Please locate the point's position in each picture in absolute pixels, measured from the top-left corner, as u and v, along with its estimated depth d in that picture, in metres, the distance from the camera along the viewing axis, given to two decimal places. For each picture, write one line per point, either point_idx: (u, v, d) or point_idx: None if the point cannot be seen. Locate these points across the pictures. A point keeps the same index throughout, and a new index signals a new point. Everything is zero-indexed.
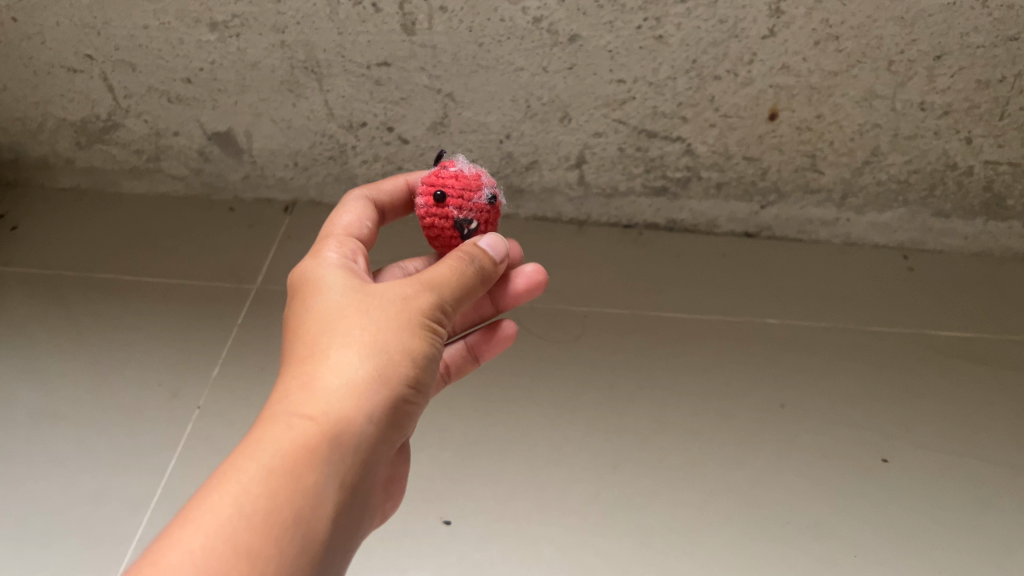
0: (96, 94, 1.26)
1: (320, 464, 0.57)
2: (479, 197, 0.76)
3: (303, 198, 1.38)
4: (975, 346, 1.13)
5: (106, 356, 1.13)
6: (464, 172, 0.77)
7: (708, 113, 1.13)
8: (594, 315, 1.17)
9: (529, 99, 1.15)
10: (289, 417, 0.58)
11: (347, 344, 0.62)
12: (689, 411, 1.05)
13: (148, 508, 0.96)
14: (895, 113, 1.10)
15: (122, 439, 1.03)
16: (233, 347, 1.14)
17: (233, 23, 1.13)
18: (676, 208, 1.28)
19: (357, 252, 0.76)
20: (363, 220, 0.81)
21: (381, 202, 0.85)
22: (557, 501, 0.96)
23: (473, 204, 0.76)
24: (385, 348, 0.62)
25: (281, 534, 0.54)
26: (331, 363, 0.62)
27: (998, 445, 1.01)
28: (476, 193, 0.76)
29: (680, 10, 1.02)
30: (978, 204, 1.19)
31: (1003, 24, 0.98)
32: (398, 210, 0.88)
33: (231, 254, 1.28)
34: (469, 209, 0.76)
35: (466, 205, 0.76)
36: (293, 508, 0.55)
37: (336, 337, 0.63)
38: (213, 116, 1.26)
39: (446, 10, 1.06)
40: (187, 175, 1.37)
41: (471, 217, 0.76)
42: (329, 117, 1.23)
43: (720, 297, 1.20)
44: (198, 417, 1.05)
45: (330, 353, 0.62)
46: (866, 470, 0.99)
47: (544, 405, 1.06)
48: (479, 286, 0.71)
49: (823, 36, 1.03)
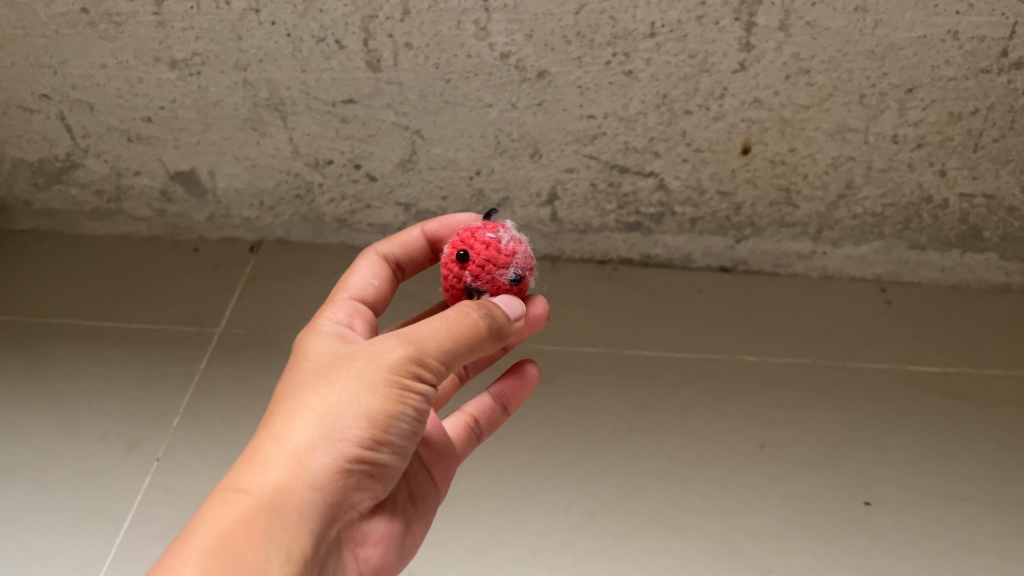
0: (54, 135, 1.22)
1: (261, 536, 0.56)
2: (502, 274, 0.70)
3: (269, 238, 1.34)
4: (954, 381, 1.11)
5: (62, 407, 1.09)
6: (499, 242, 0.71)
7: (680, 148, 1.12)
8: (569, 355, 1.15)
9: (498, 135, 1.13)
10: (235, 493, 0.58)
11: (297, 414, 0.61)
12: (667, 454, 1.02)
13: (101, 568, 0.92)
14: (869, 146, 1.08)
15: (76, 494, 0.99)
16: (194, 395, 1.10)
17: (194, 61, 1.10)
18: (651, 243, 1.26)
19: (353, 316, 0.77)
20: (369, 279, 0.81)
21: (395, 256, 0.84)
22: (532, 553, 0.92)
23: (492, 278, 0.70)
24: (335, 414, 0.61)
25: None
26: (282, 434, 0.61)
27: (982, 484, 0.99)
28: (499, 269, 0.70)
29: (649, 45, 1.01)
30: (954, 236, 1.18)
31: (974, 57, 0.98)
32: (419, 261, 0.86)
33: (195, 297, 1.25)
34: (486, 280, 0.70)
35: (483, 274, 0.70)
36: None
37: (290, 408, 0.62)
38: (175, 155, 1.23)
39: (412, 46, 1.04)
40: (150, 216, 1.33)
41: (484, 289, 0.70)
42: (294, 155, 1.20)
43: (696, 334, 1.18)
44: (156, 470, 1.01)
45: (281, 426, 0.61)
46: (848, 512, 0.96)
47: (518, 451, 1.02)
48: (489, 340, 0.65)
49: (794, 70, 1.01)
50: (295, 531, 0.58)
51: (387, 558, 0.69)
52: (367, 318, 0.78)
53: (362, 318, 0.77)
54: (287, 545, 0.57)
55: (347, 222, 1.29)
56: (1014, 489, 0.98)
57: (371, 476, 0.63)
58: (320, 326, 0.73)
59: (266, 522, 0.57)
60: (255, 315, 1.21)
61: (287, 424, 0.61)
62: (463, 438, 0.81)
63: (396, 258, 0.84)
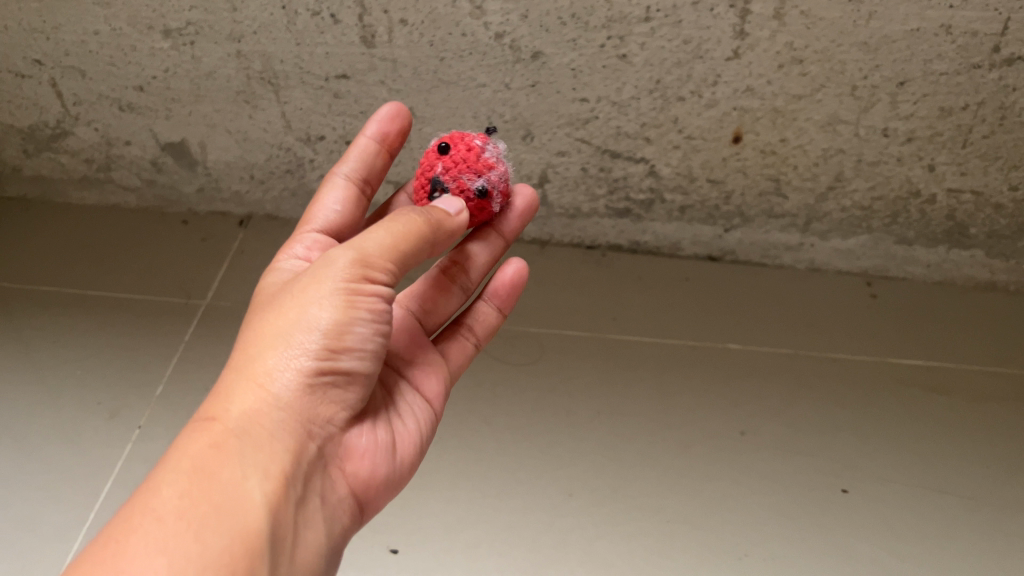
0: (45, 101, 1.22)
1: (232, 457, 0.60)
2: (469, 180, 0.74)
3: (259, 213, 1.34)
4: (935, 376, 1.12)
5: (45, 374, 1.09)
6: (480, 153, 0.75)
7: (673, 135, 1.12)
8: (555, 338, 1.15)
9: (491, 116, 1.13)
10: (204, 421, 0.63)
11: (254, 344, 0.66)
12: (648, 439, 1.02)
13: (81, 533, 0.92)
14: (859, 138, 1.09)
15: (57, 460, 0.99)
16: (178, 366, 1.10)
17: (188, 31, 1.09)
18: (640, 229, 1.26)
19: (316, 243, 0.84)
20: (333, 206, 0.87)
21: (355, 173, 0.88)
22: (510, 532, 0.92)
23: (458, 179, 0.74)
24: (291, 335, 0.64)
25: (197, 520, 0.57)
26: (243, 363, 0.66)
27: (959, 478, 1.00)
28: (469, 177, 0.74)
29: (644, 29, 1.01)
30: (941, 232, 1.18)
31: (967, 52, 0.98)
32: (377, 176, 0.89)
33: (181, 270, 1.24)
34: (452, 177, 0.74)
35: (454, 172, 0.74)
36: (206, 504, 0.58)
37: (248, 341, 0.67)
38: (167, 126, 1.22)
39: (407, 23, 1.04)
40: (140, 186, 1.33)
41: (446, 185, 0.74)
42: (286, 129, 1.20)
43: (682, 322, 1.18)
44: (137, 438, 1.01)
45: (245, 357, 0.66)
46: (824, 501, 0.97)
47: (499, 430, 1.03)
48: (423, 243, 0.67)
49: (788, 59, 1.02)
50: (265, 447, 0.62)
51: (380, 466, 0.71)
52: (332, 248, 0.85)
53: (324, 249, 0.84)
54: (259, 461, 0.61)
55: None
56: (990, 484, 0.99)
57: (338, 384, 0.66)
58: (279, 267, 0.82)
59: (235, 441, 0.61)
60: (242, 289, 1.21)
61: (247, 352, 0.66)
62: (459, 353, 0.85)
63: (361, 177, 0.88)
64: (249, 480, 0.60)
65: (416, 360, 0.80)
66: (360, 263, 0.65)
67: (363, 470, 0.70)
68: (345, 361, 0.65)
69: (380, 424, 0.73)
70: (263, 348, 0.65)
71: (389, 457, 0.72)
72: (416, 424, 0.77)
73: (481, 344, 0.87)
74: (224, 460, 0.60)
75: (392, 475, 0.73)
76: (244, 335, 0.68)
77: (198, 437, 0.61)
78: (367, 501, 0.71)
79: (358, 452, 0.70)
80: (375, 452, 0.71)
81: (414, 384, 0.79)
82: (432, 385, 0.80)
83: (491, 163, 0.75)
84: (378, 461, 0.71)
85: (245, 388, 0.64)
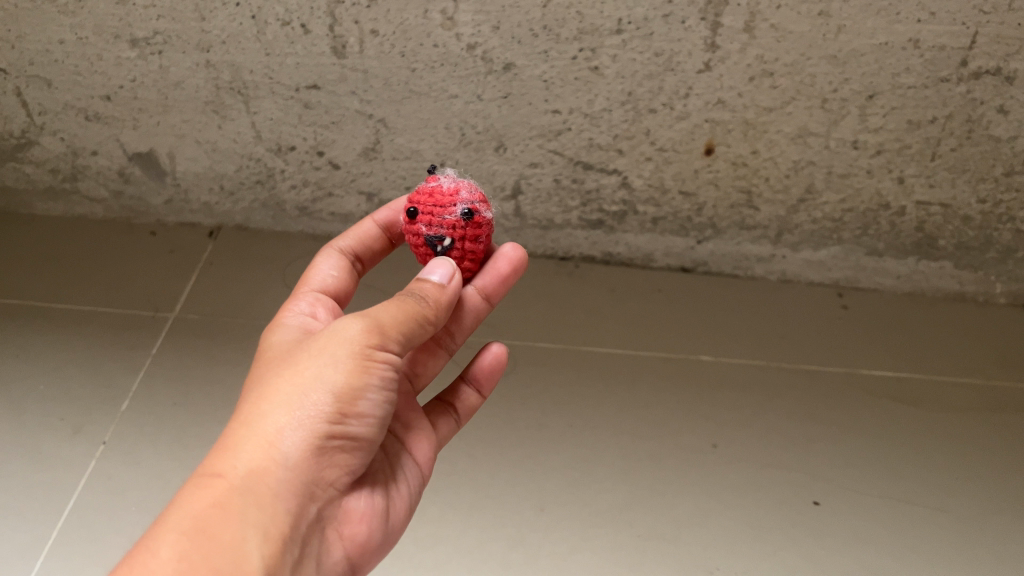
0: (8, 111, 1.19)
1: (234, 519, 0.57)
2: (450, 214, 0.72)
3: (229, 224, 1.32)
4: (905, 388, 1.12)
5: (7, 389, 1.06)
6: (441, 188, 0.74)
7: (644, 147, 1.12)
8: (526, 350, 1.14)
9: (464, 127, 1.13)
10: (208, 476, 0.59)
11: (264, 398, 0.62)
12: (621, 451, 1.02)
13: (42, 552, 0.89)
14: (829, 151, 1.09)
15: (17, 477, 0.96)
16: (144, 381, 1.08)
17: (155, 40, 1.08)
18: (612, 241, 1.26)
19: (319, 303, 0.80)
20: (329, 271, 0.83)
21: (353, 247, 0.86)
22: (482, 547, 0.91)
23: (444, 221, 0.73)
24: (303, 395, 0.61)
25: None
26: (251, 418, 0.62)
27: (928, 489, 1.00)
28: (447, 211, 0.73)
29: (615, 42, 1.01)
30: (910, 243, 1.19)
31: (934, 65, 0.99)
32: (375, 252, 0.89)
33: (148, 283, 1.22)
34: (439, 225, 0.73)
35: (434, 220, 0.73)
36: (200, 569, 0.55)
37: (258, 392, 0.63)
38: (134, 136, 1.21)
39: (378, 34, 1.04)
40: (107, 197, 1.30)
41: (441, 234, 0.73)
42: (256, 140, 1.18)
43: (654, 333, 1.18)
44: (102, 454, 0.99)
45: (253, 411, 0.62)
46: (796, 513, 0.97)
47: (472, 444, 1.02)
48: (428, 317, 0.66)
49: (758, 72, 1.02)
50: (266, 513, 0.59)
51: (377, 532, 0.68)
52: (333, 309, 0.80)
53: (327, 307, 0.80)
54: (259, 527, 0.58)
55: (308, 210, 1.27)
56: (960, 495, 0.99)
57: (345, 448, 0.63)
58: (284, 322, 0.76)
59: (237, 503, 0.58)
60: (211, 300, 1.19)
61: (255, 407, 0.62)
62: (445, 435, 0.81)
63: (355, 252, 0.87)
64: (248, 541, 0.57)
65: (413, 428, 0.76)
66: (374, 332, 0.63)
67: (361, 535, 0.67)
68: (354, 427, 0.63)
69: (379, 490, 0.70)
70: (271, 406, 0.61)
71: (385, 521, 0.69)
72: (412, 487, 0.74)
73: (460, 423, 0.84)
74: (223, 524, 0.57)
75: (386, 538, 0.70)
76: (254, 386, 0.65)
77: (200, 495, 0.58)
78: (359, 565, 0.69)
79: (356, 516, 0.67)
80: (373, 516, 0.68)
81: (410, 446, 0.75)
82: (425, 451, 0.77)
83: (454, 192, 0.74)
84: (376, 525, 0.68)
85: (249, 446, 0.60)
